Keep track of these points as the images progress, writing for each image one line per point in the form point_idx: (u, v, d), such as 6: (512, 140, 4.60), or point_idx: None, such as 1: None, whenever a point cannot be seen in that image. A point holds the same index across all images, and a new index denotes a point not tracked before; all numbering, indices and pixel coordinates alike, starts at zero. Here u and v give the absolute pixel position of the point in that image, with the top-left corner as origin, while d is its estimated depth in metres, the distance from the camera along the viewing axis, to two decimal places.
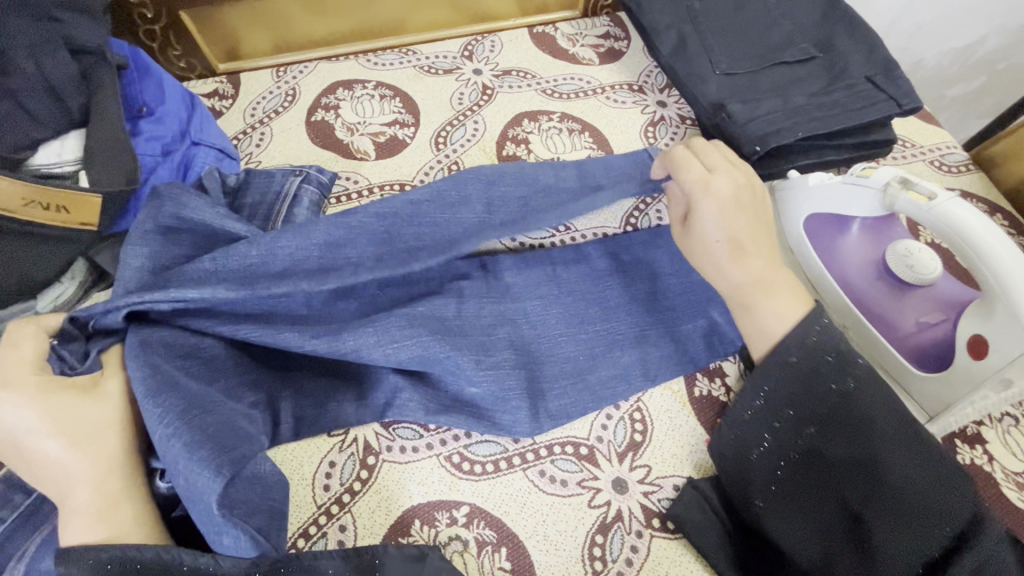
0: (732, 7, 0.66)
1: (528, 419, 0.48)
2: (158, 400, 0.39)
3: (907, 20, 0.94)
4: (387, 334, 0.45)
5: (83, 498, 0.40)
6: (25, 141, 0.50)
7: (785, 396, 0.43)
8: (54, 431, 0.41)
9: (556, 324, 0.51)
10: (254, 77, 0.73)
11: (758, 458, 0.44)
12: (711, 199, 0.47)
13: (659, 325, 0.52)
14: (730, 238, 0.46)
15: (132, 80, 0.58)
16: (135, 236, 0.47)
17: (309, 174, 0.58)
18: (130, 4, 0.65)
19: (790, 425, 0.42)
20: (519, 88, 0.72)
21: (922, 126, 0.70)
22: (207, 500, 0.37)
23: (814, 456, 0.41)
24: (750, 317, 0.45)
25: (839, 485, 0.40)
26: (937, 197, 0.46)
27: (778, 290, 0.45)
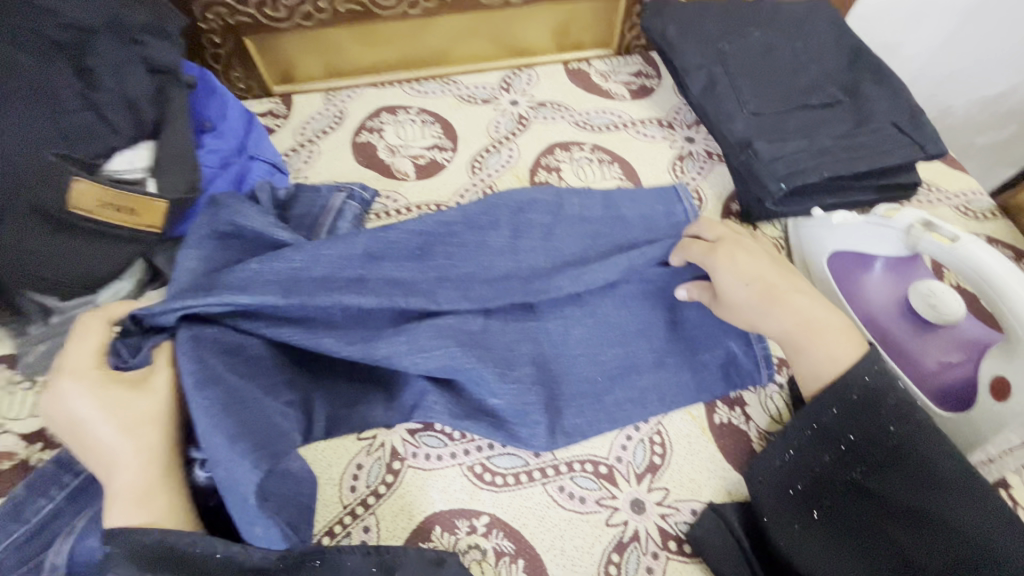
0: (761, 51, 0.70)
1: (546, 434, 0.49)
2: (204, 394, 0.42)
3: (935, 69, 0.96)
4: (418, 343, 0.47)
5: (128, 479, 0.42)
6: (105, 148, 0.53)
7: (839, 432, 0.43)
8: (107, 416, 0.43)
9: (579, 344, 0.53)
10: (305, 98, 0.78)
11: (799, 492, 0.44)
12: (723, 263, 0.50)
13: (680, 352, 0.54)
14: (759, 289, 0.48)
15: (199, 99, 0.64)
16: (191, 240, 0.51)
17: (354, 192, 0.63)
18: (201, 30, 0.71)
19: (841, 461, 0.43)
20: (553, 119, 0.75)
21: (947, 172, 0.71)
22: (243, 491, 0.40)
23: (863, 494, 0.41)
24: (809, 360, 0.46)
25: (883, 527, 0.40)
26: (959, 239, 0.47)
27: (827, 332, 0.46)
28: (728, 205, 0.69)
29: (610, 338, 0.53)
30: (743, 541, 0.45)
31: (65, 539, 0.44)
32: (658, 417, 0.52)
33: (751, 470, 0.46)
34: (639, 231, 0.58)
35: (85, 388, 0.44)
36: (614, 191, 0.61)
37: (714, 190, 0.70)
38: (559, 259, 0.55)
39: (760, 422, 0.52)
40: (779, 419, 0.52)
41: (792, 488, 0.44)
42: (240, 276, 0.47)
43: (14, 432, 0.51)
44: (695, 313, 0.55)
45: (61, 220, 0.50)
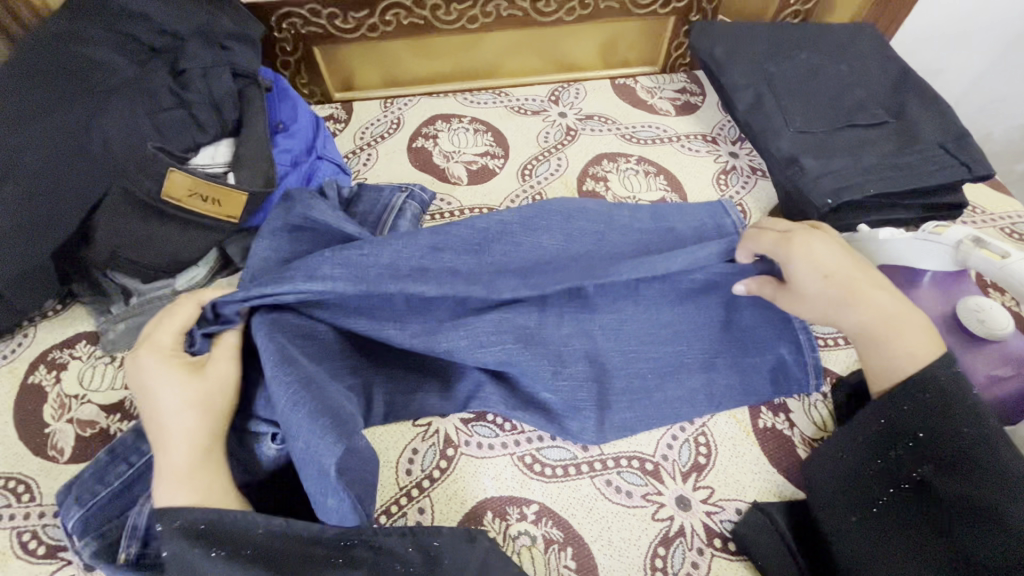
0: (807, 71, 0.72)
1: (595, 429, 0.51)
2: (280, 371, 0.44)
3: (976, 95, 0.98)
4: (468, 327, 0.50)
5: (180, 458, 0.43)
6: (190, 143, 0.59)
7: (901, 426, 0.42)
8: (178, 392, 0.45)
9: (624, 341, 0.54)
10: (364, 105, 0.82)
11: (858, 487, 0.44)
12: (800, 254, 0.47)
13: (731, 354, 0.54)
14: (836, 283, 0.46)
15: (273, 102, 0.68)
16: (267, 231, 0.54)
17: (414, 193, 0.66)
18: (274, 39, 0.76)
19: (906, 458, 0.41)
20: (601, 132, 0.78)
21: (992, 195, 0.72)
22: (324, 467, 0.41)
23: (927, 492, 0.40)
24: (889, 359, 0.44)
25: (948, 527, 0.38)
26: (1010, 256, 0.48)
27: (908, 330, 0.44)
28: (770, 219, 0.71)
29: (661, 335, 0.54)
30: (792, 544, 0.45)
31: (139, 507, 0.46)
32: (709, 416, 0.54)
33: (814, 465, 0.48)
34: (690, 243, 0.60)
35: (167, 364, 0.46)
36: (662, 205, 0.63)
37: (757, 205, 0.72)
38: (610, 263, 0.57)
39: (804, 428, 0.53)
40: (821, 427, 0.54)
41: (851, 483, 0.44)
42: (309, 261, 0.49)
43: (95, 402, 0.55)
44: (751, 318, 0.55)
45: (150, 206, 0.56)
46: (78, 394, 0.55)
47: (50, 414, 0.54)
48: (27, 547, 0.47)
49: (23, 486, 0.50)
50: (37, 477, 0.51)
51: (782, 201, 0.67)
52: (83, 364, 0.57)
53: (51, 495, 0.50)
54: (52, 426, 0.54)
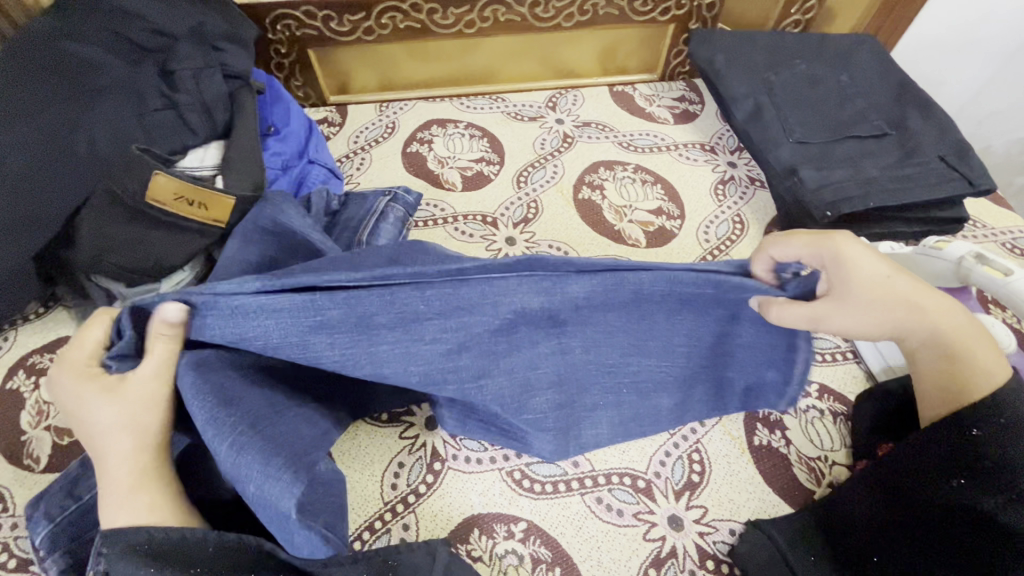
0: (808, 82, 0.71)
1: (552, 449, 0.48)
2: (217, 412, 0.36)
3: (977, 107, 0.97)
4: (409, 350, 0.40)
5: (117, 481, 0.38)
6: (179, 146, 0.59)
7: (974, 452, 0.39)
8: (107, 411, 0.38)
9: (609, 356, 0.46)
10: (359, 108, 0.81)
11: (900, 503, 0.42)
12: (853, 264, 0.41)
13: (710, 372, 0.49)
14: (896, 296, 0.42)
15: (265, 104, 0.67)
16: (238, 234, 0.49)
17: (398, 196, 0.64)
18: (269, 40, 0.75)
19: (970, 487, 0.39)
20: (597, 139, 0.77)
21: (992, 208, 0.71)
22: (282, 511, 0.35)
23: (980, 519, 0.38)
24: (945, 370, 0.43)
25: (992, 553, 0.37)
26: (1014, 274, 0.47)
27: (974, 341, 0.43)
28: (768, 230, 0.70)
29: (645, 348, 0.47)
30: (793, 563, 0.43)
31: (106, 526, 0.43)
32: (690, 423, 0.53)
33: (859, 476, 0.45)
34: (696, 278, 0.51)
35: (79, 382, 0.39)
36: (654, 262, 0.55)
37: (755, 215, 0.71)
38: None
39: (801, 447, 0.52)
40: (821, 446, 0.52)
41: (892, 498, 0.43)
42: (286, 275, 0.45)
43: None
44: (751, 335, 0.47)
45: (135, 208, 0.54)
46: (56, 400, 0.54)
47: (26, 421, 0.53)
48: None
49: None
50: (11, 487, 0.49)
51: (780, 213, 0.66)
52: None
53: (24, 506, 0.48)
54: (28, 433, 0.52)
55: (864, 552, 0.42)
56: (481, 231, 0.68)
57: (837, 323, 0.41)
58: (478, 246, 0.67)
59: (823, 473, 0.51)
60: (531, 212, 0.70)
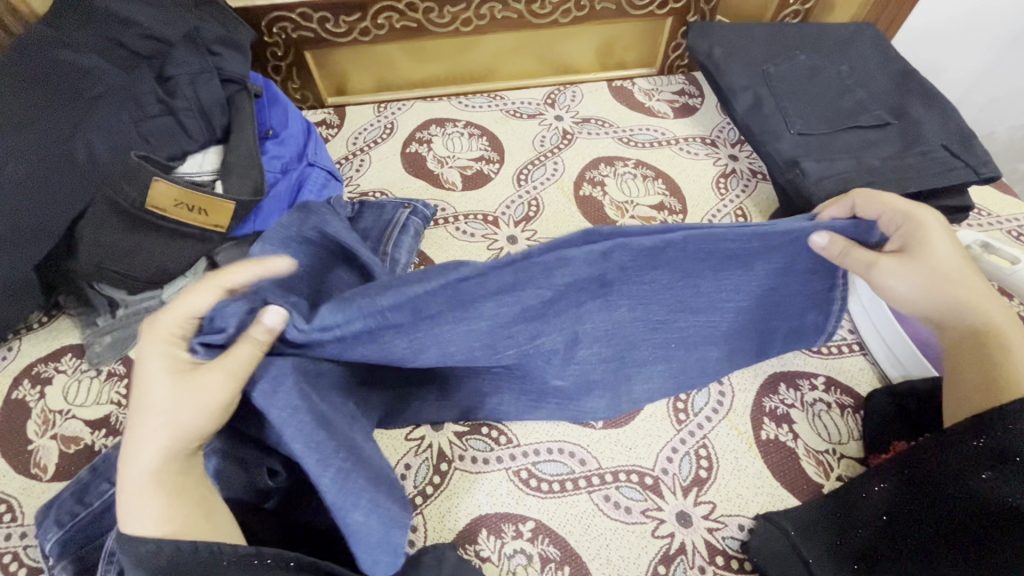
0: (808, 73, 0.70)
1: (608, 406, 0.51)
2: (318, 437, 0.36)
3: (980, 93, 0.96)
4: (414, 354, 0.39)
5: (139, 476, 0.38)
6: (177, 152, 0.59)
7: (1004, 448, 0.38)
8: (166, 391, 0.38)
9: (672, 310, 0.48)
10: (358, 109, 0.80)
11: (918, 499, 0.41)
12: (921, 227, 0.46)
13: (755, 323, 0.52)
14: (949, 269, 0.45)
15: (263, 107, 0.67)
16: (273, 240, 0.43)
17: (416, 208, 0.65)
18: (266, 44, 0.75)
19: (997, 482, 0.38)
20: (597, 135, 0.77)
21: (997, 196, 0.71)
22: (392, 537, 0.38)
23: (1004, 515, 0.37)
24: (985, 361, 0.43)
25: (1010, 554, 0.36)
26: (1020, 263, 0.47)
27: (1021, 345, 0.43)
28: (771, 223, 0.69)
29: (695, 303, 0.48)
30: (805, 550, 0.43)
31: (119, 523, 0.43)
32: (716, 394, 0.55)
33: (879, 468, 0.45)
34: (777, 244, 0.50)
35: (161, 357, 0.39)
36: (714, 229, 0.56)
37: (758, 208, 0.70)
38: None
39: (809, 441, 0.52)
40: (830, 439, 0.52)
41: (912, 494, 0.42)
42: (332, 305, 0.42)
43: (80, 418, 0.53)
44: (800, 282, 0.50)
45: (132, 215, 0.53)
46: (61, 409, 0.54)
47: (33, 430, 0.53)
48: (6, 569, 0.46)
49: (4, 506, 0.49)
50: (19, 496, 0.49)
51: (783, 206, 0.66)
52: (67, 378, 0.56)
53: (32, 515, 0.49)
54: (35, 442, 0.52)
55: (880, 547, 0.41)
56: (482, 230, 0.68)
57: (883, 275, 0.46)
58: (479, 245, 0.67)
59: (831, 466, 0.50)
60: (532, 210, 0.70)
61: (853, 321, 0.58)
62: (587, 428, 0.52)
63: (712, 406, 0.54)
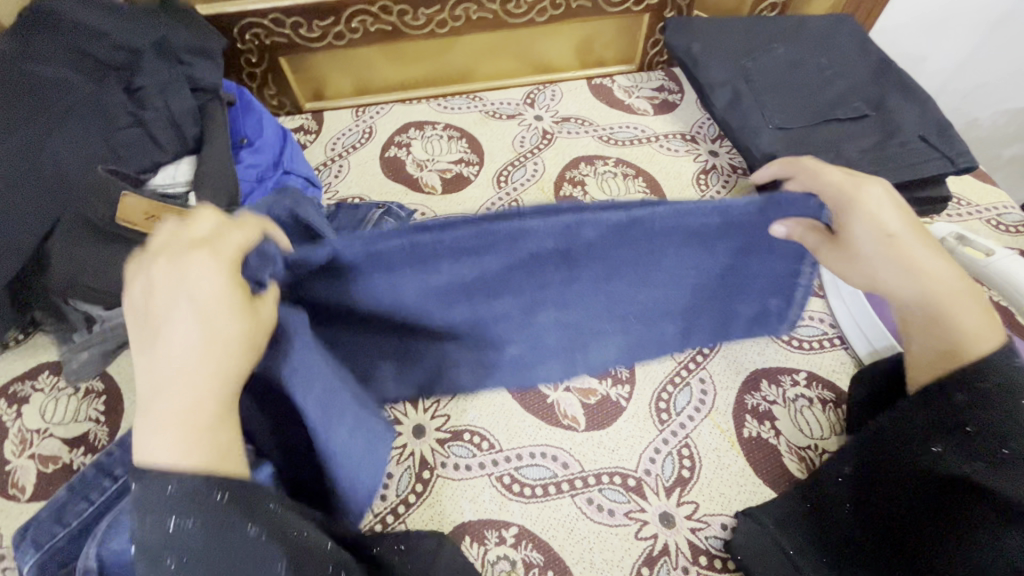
0: (786, 66, 0.70)
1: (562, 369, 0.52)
2: (311, 354, 0.37)
3: (960, 81, 0.96)
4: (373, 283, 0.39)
5: (184, 407, 0.32)
6: (148, 164, 0.58)
7: (957, 418, 0.38)
8: (209, 302, 0.33)
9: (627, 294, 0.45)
10: (336, 114, 0.80)
11: (884, 478, 0.41)
12: (864, 205, 0.41)
13: (717, 301, 0.50)
14: (889, 244, 0.41)
15: (237, 116, 0.66)
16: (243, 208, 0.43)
17: (391, 209, 0.66)
18: (239, 51, 0.74)
19: (948, 454, 0.38)
20: (577, 134, 0.76)
21: (977, 185, 0.71)
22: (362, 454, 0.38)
23: (957, 486, 0.36)
24: (934, 332, 0.42)
25: (957, 525, 0.35)
26: (994, 254, 0.47)
27: (966, 304, 0.41)
28: None
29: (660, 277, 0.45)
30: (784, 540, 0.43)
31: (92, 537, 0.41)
32: (697, 392, 0.55)
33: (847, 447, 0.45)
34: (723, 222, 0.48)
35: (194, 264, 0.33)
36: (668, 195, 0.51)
37: None
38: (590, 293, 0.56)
39: (791, 437, 0.52)
40: (811, 435, 0.52)
41: (879, 473, 0.42)
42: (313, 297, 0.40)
43: (58, 437, 0.53)
44: (766, 265, 0.48)
45: (107, 231, 0.52)
46: (39, 428, 0.53)
47: (10, 450, 0.52)
48: None
49: None
50: None
51: None
52: (45, 397, 0.55)
53: (11, 537, 0.48)
54: (13, 462, 0.52)
55: (852, 530, 0.42)
56: None
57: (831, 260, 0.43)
58: None
59: (813, 462, 0.50)
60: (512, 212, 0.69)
61: (834, 315, 0.59)
62: (570, 430, 0.52)
63: (694, 404, 0.54)
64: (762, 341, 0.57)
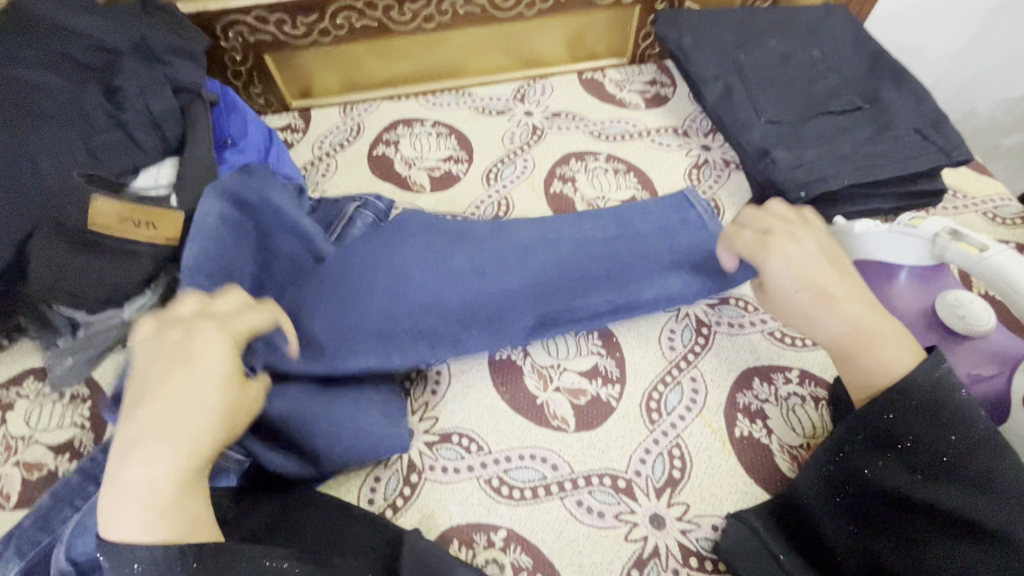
0: (779, 58, 0.69)
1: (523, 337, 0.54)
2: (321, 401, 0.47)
3: (959, 71, 0.95)
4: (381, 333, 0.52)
5: (150, 474, 0.33)
6: (129, 166, 0.57)
7: (894, 433, 0.37)
8: (189, 389, 0.35)
9: (593, 284, 0.55)
10: (324, 112, 0.79)
11: (846, 491, 0.40)
12: (775, 256, 0.45)
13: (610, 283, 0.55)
14: (811, 291, 0.43)
15: (220, 115, 0.66)
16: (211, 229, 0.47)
17: (367, 202, 0.62)
18: (222, 49, 0.73)
19: (894, 467, 0.37)
20: (568, 129, 0.75)
21: (974, 177, 0.70)
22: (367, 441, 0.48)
23: (907, 502, 0.36)
24: (853, 371, 0.40)
25: (918, 536, 0.35)
26: (987, 250, 0.47)
27: (882, 340, 0.39)
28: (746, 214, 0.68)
29: (621, 266, 0.56)
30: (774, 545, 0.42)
31: (68, 542, 0.40)
32: (689, 391, 0.54)
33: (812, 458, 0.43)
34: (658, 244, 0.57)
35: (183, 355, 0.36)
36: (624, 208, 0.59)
37: (731, 199, 0.69)
38: None
39: (782, 435, 0.51)
40: (804, 433, 0.51)
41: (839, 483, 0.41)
42: (293, 292, 0.52)
43: (43, 443, 0.52)
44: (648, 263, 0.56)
45: (76, 235, 0.53)
46: (24, 435, 0.53)
47: None
48: None
49: None
50: None
51: (757, 195, 0.65)
52: (30, 404, 0.55)
53: None
54: None
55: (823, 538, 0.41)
56: None
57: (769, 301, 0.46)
58: None
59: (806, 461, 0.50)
60: (502, 210, 0.68)
61: None
62: (560, 431, 0.52)
63: (685, 404, 0.53)
64: (754, 339, 0.57)
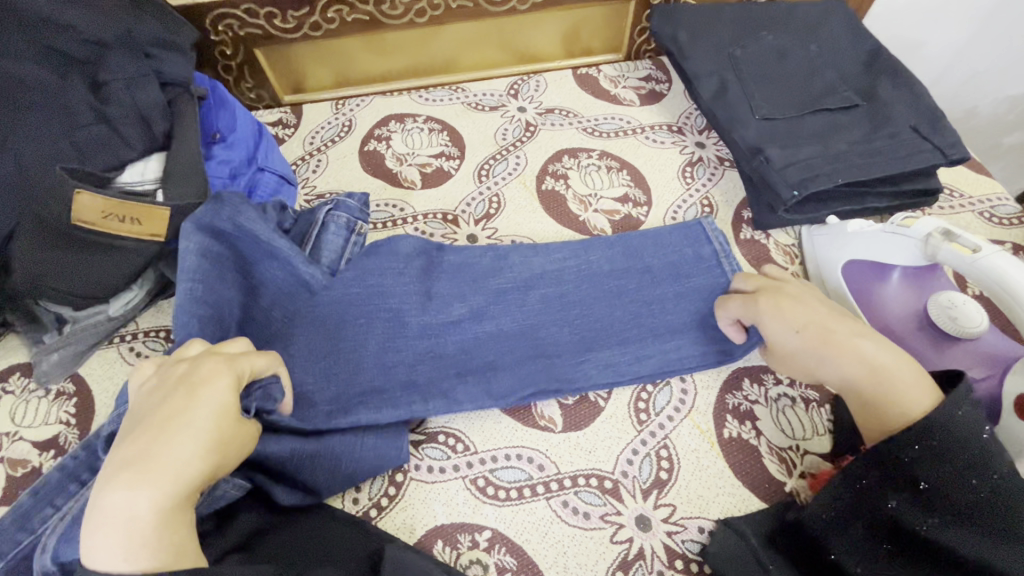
0: (775, 54, 0.68)
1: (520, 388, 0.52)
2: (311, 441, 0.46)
3: (958, 69, 0.94)
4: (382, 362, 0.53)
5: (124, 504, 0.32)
6: (115, 161, 0.57)
7: (914, 473, 0.37)
8: (174, 416, 0.35)
9: (588, 330, 0.55)
10: (316, 107, 0.78)
11: (857, 534, 0.38)
12: (771, 310, 0.48)
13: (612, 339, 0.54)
14: (812, 335, 0.45)
15: (209, 109, 0.65)
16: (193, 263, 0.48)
17: (340, 201, 0.59)
18: (212, 42, 0.72)
19: (910, 509, 0.36)
20: (562, 126, 0.75)
21: (971, 176, 0.69)
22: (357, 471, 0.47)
23: (924, 545, 0.35)
24: (873, 411, 0.42)
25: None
26: (980, 251, 0.47)
27: (896, 378, 0.41)
28: (739, 212, 0.67)
29: (631, 305, 0.56)
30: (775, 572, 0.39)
31: (47, 540, 0.40)
32: (678, 392, 0.54)
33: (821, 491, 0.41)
34: (666, 287, 0.57)
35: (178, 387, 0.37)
36: (635, 238, 0.60)
37: (725, 198, 0.68)
38: (563, 304, 0.56)
39: (771, 437, 0.51)
40: (794, 435, 0.51)
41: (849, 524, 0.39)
42: (286, 335, 0.52)
43: (27, 439, 0.52)
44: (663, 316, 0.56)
45: (61, 230, 0.51)
46: (8, 431, 0.53)
47: None
48: None
49: None
50: None
51: (751, 194, 0.64)
52: (15, 400, 0.54)
53: None
54: None
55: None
56: (442, 230, 0.66)
57: (777, 358, 0.49)
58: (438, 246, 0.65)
59: (795, 464, 0.49)
60: (493, 207, 0.68)
61: None
62: (547, 431, 0.51)
63: (674, 404, 0.53)
64: None
